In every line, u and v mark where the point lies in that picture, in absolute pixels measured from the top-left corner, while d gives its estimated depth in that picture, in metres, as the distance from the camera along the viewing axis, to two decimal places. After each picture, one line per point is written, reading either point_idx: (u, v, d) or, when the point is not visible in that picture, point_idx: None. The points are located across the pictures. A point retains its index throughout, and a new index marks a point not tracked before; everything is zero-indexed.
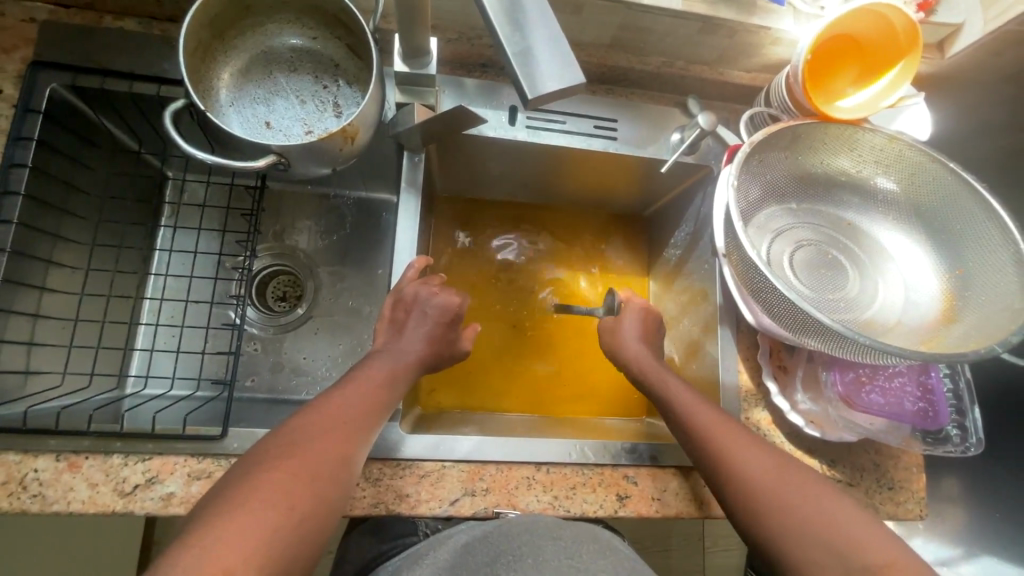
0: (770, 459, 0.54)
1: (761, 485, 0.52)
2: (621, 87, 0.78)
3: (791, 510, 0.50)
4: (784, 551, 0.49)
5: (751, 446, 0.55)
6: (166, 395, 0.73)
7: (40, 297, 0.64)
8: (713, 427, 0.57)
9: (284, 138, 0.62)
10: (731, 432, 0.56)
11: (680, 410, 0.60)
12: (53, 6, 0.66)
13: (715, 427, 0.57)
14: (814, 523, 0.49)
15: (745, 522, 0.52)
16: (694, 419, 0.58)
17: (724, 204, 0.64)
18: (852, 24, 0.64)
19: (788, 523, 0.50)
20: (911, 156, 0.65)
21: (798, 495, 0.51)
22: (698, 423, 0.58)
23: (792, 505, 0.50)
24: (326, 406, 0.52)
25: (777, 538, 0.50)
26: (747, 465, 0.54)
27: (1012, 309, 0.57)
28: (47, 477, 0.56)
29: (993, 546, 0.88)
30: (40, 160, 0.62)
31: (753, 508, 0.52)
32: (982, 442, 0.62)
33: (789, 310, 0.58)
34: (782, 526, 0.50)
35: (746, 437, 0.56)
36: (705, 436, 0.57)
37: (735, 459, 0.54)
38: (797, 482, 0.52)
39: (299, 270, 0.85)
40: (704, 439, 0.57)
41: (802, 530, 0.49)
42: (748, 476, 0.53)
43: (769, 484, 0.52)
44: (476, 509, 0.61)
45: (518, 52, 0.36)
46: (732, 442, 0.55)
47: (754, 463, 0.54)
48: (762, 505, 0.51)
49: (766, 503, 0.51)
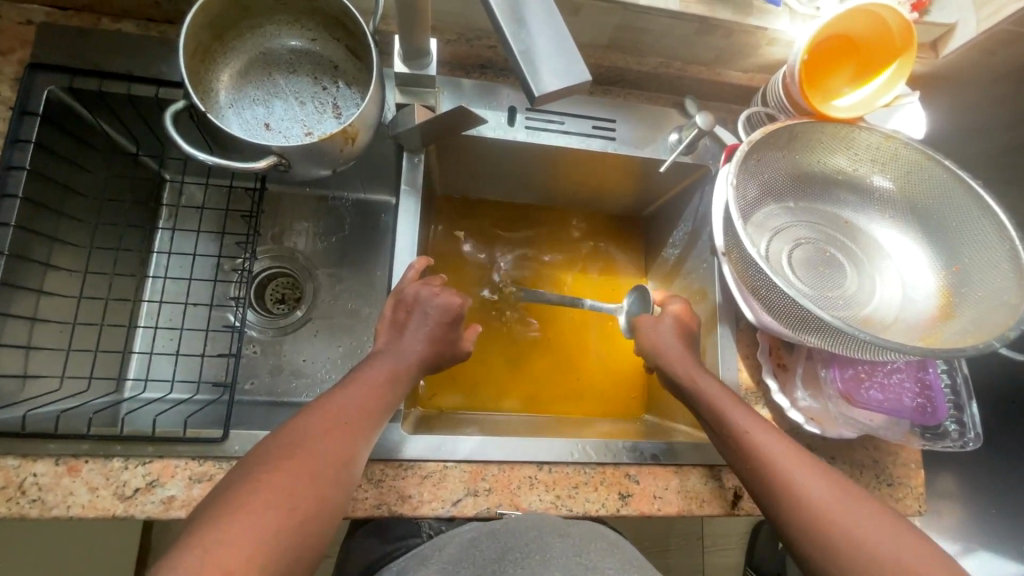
0: (792, 450, 0.55)
1: (781, 473, 0.53)
2: (618, 88, 0.78)
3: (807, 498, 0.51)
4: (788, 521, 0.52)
5: (775, 434, 0.56)
6: (165, 399, 0.72)
7: (38, 300, 0.63)
8: (738, 414, 0.58)
9: (283, 139, 0.62)
10: (742, 411, 0.59)
11: (699, 389, 0.62)
12: (49, 8, 0.65)
13: (740, 415, 0.58)
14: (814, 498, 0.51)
15: (764, 504, 0.54)
16: (716, 407, 0.60)
17: (723, 202, 0.64)
18: (847, 24, 0.64)
19: (802, 510, 0.51)
20: (906, 155, 0.66)
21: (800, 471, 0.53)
22: (708, 402, 0.60)
23: (807, 494, 0.51)
24: (328, 407, 0.52)
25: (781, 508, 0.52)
26: (755, 441, 0.56)
27: (1007, 304, 0.58)
28: (46, 481, 0.55)
29: (992, 542, 0.89)
30: (38, 162, 0.62)
31: (760, 482, 0.54)
32: (980, 436, 0.63)
33: (789, 308, 0.58)
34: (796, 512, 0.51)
35: (768, 425, 0.57)
36: (727, 422, 0.58)
37: (757, 446, 0.55)
38: (815, 472, 0.53)
39: (297, 272, 0.85)
40: (718, 417, 0.59)
41: (805, 508, 0.51)
42: (769, 463, 0.54)
43: (781, 465, 0.54)
44: (478, 509, 0.61)
45: (523, 50, 0.36)
46: (746, 421, 0.57)
47: (775, 451, 0.55)
48: (773, 484, 0.53)
49: (782, 490, 0.53)
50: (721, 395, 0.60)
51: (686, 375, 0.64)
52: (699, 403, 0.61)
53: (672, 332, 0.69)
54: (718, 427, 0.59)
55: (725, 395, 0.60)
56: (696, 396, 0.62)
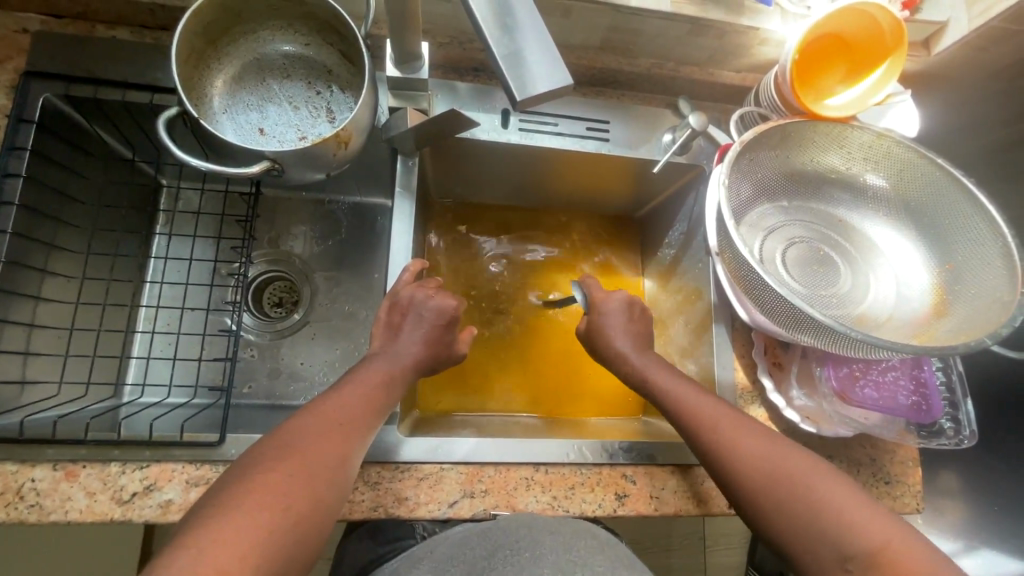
0: (765, 444, 0.54)
1: (752, 470, 0.52)
2: (612, 88, 0.78)
3: (797, 507, 0.49)
4: (767, 517, 0.51)
5: (746, 432, 0.55)
6: (163, 403, 0.73)
7: (36, 307, 0.64)
8: (708, 418, 0.57)
9: (278, 144, 0.63)
10: (708, 407, 0.58)
11: (663, 390, 0.61)
12: (45, 16, 0.66)
13: (710, 418, 0.57)
14: (780, 492, 0.50)
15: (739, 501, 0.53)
16: (683, 408, 0.59)
17: (715, 202, 0.65)
18: (837, 23, 0.64)
19: (797, 520, 0.49)
20: (899, 152, 0.66)
21: (767, 465, 0.52)
22: (673, 402, 0.60)
23: (799, 499, 0.49)
24: (321, 409, 0.52)
25: (759, 508, 0.51)
26: (722, 438, 0.55)
27: (1000, 300, 0.58)
28: (44, 487, 0.55)
29: (993, 541, 0.88)
30: (35, 170, 0.63)
31: (730, 480, 0.54)
32: (975, 434, 0.63)
33: (782, 306, 0.58)
34: (793, 520, 0.49)
35: (748, 427, 0.56)
36: (695, 426, 0.57)
37: (728, 447, 0.54)
38: (797, 469, 0.51)
39: (294, 276, 0.85)
40: (684, 419, 0.58)
41: (775, 505, 0.50)
42: (739, 459, 0.53)
43: (746, 460, 0.53)
44: (475, 510, 0.62)
45: (507, 54, 0.36)
46: (712, 419, 0.57)
47: (750, 451, 0.53)
48: (744, 483, 0.52)
49: (758, 486, 0.51)
50: (689, 393, 0.60)
51: (655, 384, 0.62)
52: (665, 404, 0.61)
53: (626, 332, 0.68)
54: (693, 432, 0.57)
55: (691, 393, 0.60)
56: (667, 403, 0.60)
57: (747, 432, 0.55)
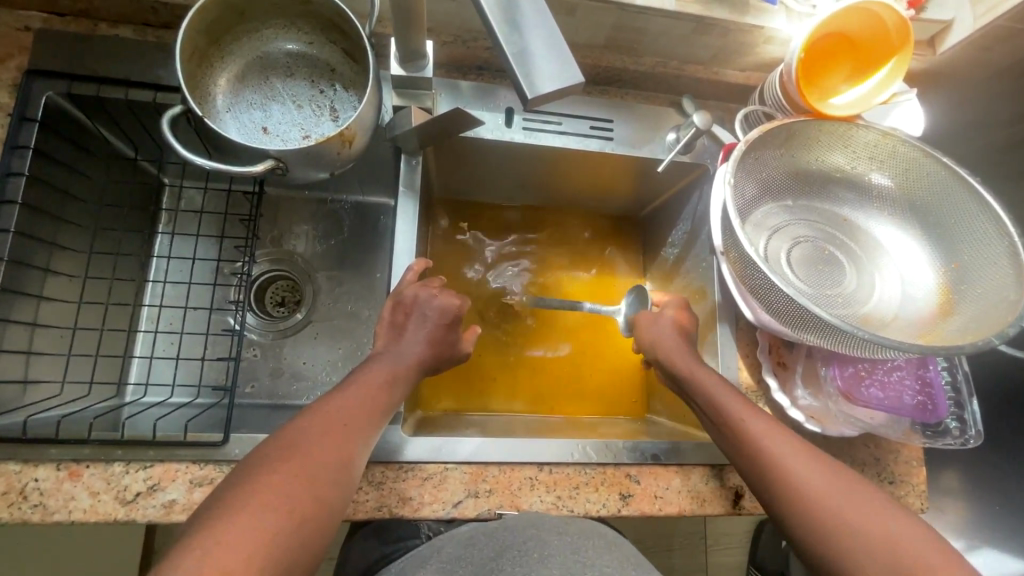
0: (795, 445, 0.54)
1: (779, 467, 0.52)
2: (616, 87, 0.78)
3: (824, 506, 0.49)
4: (790, 515, 0.51)
5: (776, 431, 0.55)
6: (166, 403, 0.73)
7: (38, 306, 0.64)
8: (741, 414, 0.57)
9: (281, 143, 0.63)
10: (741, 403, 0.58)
11: (697, 383, 0.61)
12: (47, 15, 0.66)
13: (741, 414, 0.57)
14: (806, 491, 0.50)
15: (764, 497, 0.53)
16: (715, 401, 0.59)
17: (721, 201, 0.64)
18: (842, 23, 0.64)
19: (824, 519, 0.49)
20: (905, 151, 0.66)
21: (794, 463, 0.52)
22: (706, 394, 0.60)
23: (826, 499, 0.49)
24: (324, 409, 0.52)
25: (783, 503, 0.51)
26: (753, 433, 0.55)
27: (1007, 300, 0.57)
28: (48, 486, 0.55)
29: (996, 540, 0.87)
30: (38, 169, 0.62)
31: (758, 476, 0.54)
32: (981, 434, 0.63)
33: (788, 306, 0.58)
34: (819, 518, 0.49)
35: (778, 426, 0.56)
36: (726, 420, 0.57)
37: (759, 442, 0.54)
38: (825, 472, 0.51)
39: (297, 275, 0.85)
40: (716, 412, 0.58)
41: (799, 503, 0.50)
42: (768, 457, 0.53)
43: (776, 457, 0.53)
44: (479, 510, 0.61)
45: (516, 52, 0.36)
46: (744, 415, 0.57)
47: (779, 450, 0.53)
48: (772, 478, 0.52)
49: (785, 483, 0.51)
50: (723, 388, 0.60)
51: (689, 377, 0.62)
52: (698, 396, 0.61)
53: (669, 333, 0.68)
54: (725, 425, 0.57)
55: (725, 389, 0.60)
56: (700, 395, 0.61)
57: (778, 431, 0.55)
